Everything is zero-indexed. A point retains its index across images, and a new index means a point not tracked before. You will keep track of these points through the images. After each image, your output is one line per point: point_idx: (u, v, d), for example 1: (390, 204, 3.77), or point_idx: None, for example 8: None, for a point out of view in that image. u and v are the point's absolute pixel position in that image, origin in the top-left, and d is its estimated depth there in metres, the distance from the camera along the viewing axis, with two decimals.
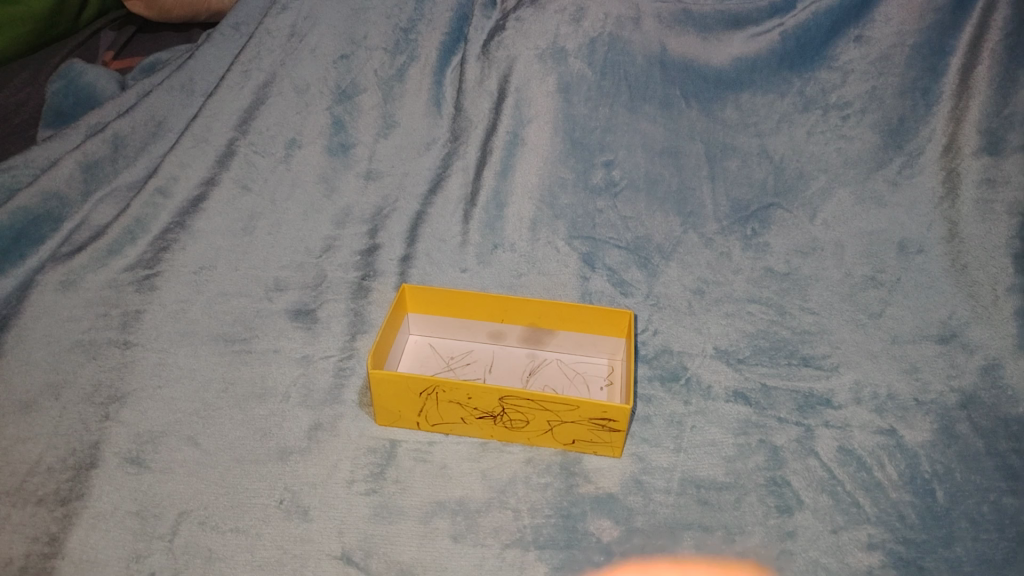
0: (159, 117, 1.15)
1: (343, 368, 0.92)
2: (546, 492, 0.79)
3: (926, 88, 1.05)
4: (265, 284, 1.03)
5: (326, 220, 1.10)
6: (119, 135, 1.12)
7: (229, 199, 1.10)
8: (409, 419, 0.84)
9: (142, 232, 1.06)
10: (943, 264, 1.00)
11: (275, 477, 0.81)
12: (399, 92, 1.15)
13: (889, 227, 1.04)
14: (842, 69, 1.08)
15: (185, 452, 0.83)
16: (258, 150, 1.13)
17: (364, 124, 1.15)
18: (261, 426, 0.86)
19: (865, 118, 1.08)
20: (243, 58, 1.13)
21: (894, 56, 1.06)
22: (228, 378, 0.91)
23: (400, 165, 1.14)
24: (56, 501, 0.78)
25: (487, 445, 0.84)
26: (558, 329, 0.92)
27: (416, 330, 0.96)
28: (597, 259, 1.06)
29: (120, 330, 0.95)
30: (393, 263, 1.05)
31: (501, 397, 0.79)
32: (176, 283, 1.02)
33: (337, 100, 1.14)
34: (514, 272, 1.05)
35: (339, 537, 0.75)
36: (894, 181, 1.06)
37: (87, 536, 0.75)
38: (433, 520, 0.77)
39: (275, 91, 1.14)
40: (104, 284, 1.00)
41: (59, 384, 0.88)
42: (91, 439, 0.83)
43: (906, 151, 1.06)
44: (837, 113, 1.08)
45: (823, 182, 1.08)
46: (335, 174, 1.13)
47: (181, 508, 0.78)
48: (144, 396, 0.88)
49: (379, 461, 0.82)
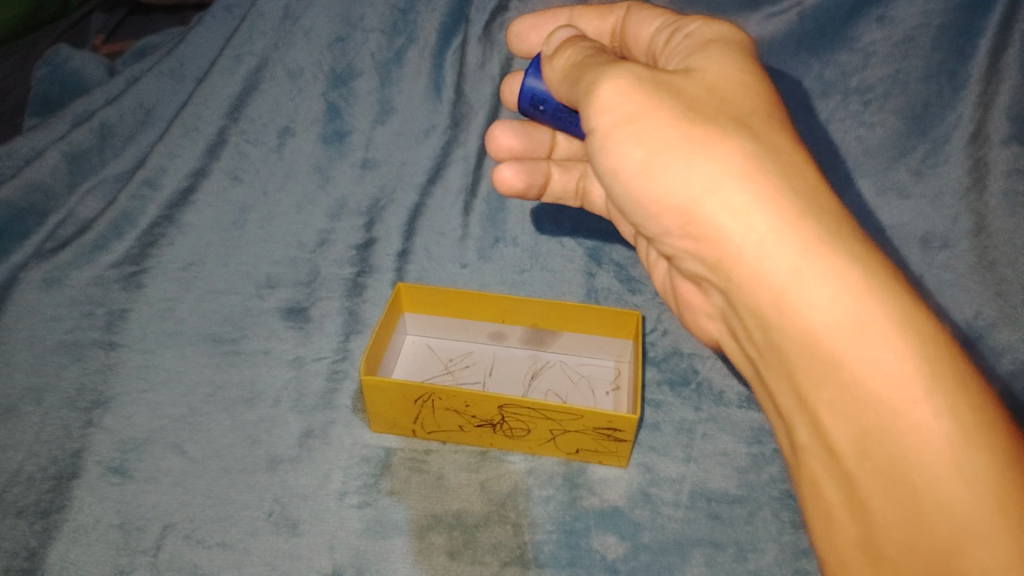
0: (149, 104, 1.08)
1: (336, 371, 0.88)
2: (548, 506, 0.75)
3: (953, 72, 0.96)
4: (256, 281, 0.99)
5: (320, 212, 1.05)
6: (106, 124, 1.06)
7: (219, 190, 1.06)
8: (404, 426, 0.80)
9: (130, 226, 1.02)
10: (969, 260, 0.95)
11: (263, 487, 0.77)
12: (397, 76, 1.06)
13: (912, 220, 0.98)
14: (864, 51, 0.98)
15: (171, 461, 0.79)
16: (250, 138, 1.07)
17: (360, 111, 1.07)
18: (250, 432, 0.82)
19: (887, 103, 0.99)
20: (234, 42, 1.05)
21: (919, 38, 0.96)
22: (217, 381, 0.87)
23: (398, 154, 1.08)
24: (35, 514, 0.74)
25: (486, 454, 0.79)
26: (562, 330, 0.88)
27: (413, 330, 0.92)
28: (603, 253, 1.02)
29: (105, 330, 0.91)
30: (390, 259, 1.02)
31: (500, 406, 0.74)
32: (164, 280, 0.98)
33: (331, 85, 1.06)
34: (516, 268, 1.02)
35: (330, 554, 0.72)
36: (917, 170, 0.99)
37: (67, 551, 0.72)
38: (429, 535, 0.73)
39: (268, 76, 1.06)
40: (90, 282, 0.97)
41: (41, 388, 0.85)
42: (73, 447, 0.79)
43: (931, 139, 0.99)
44: (858, 98, 1.00)
45: (844, 171, 1.01)
46: (330, 164, 1.07)
47: (166, 520, 0.74)
48: (128, 401, 0.84)
49: (372, 472, 0.78)
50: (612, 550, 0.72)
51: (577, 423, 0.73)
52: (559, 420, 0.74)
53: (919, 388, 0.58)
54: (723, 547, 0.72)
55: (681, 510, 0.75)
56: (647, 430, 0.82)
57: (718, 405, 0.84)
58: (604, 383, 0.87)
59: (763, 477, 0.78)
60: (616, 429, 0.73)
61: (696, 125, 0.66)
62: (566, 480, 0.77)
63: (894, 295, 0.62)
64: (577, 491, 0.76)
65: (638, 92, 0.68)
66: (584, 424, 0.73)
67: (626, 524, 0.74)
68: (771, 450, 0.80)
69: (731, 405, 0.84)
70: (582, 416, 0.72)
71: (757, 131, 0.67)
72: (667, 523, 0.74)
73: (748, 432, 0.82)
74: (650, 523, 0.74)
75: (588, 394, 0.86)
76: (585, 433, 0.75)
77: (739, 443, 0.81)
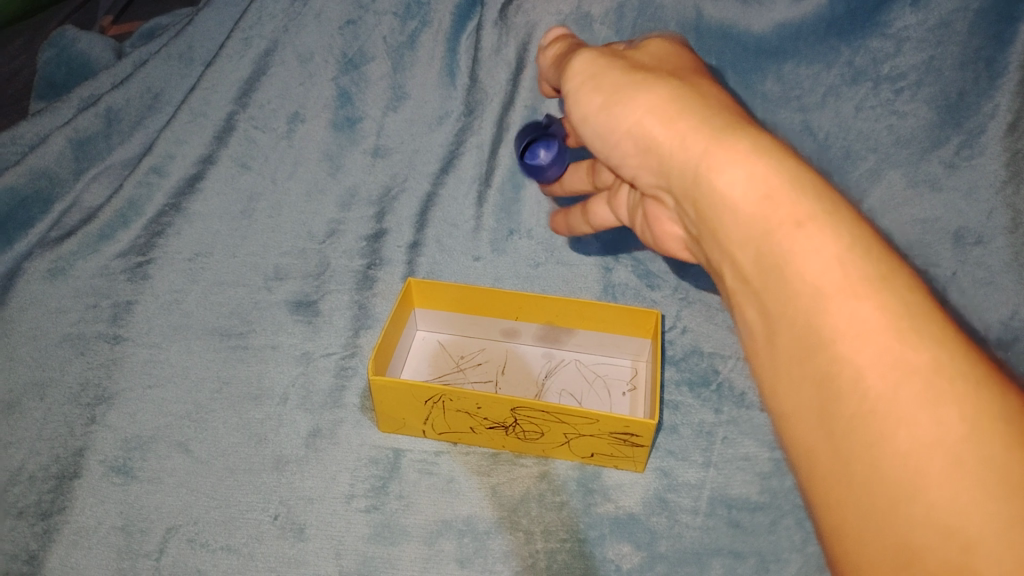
0: (156, 88, 1.06)
1: (345, 368, 0.86)
2: (561, 512, 0.73)
3: (990, 59, 0.91)
4: (264, 272, 0.96)
5: (331, 201, 1.03)
6: (113, 109, 1.03)
7: (227, 178, 1.03)
8: (414, 426, 0.77)
9: (136, 215, 0.99)
10: (1004, 258, 0.91)
11: (270, 489, 0.75)
12: (410, 61, 1.04)
13: (944, 215, 0.94)
14: (896, 37, 0.94)
15: (176, 460, 0.77)
16: (259, 125, 1.04)
17: (372, 96, 1.04)
18: (257, 431, 0.80)
19: (920, 92, 0.94)
20: (243, 24, 1.02)
21: (955, 23, 0.92)
22: (223, 377, 0.85)
23: (410, 142, 1.05)
24: (36, 515, 0.73)
25: (498, 457, 0.77)
26: (577, 328, 0.85)
27: (425, 326, 0.89)
28: (620, 247, 0.98)
29: (110, 323, 0.89)
30: (401, 251, 0.99)
31: (513, 408, 0.71)
32: (170, 271, 0.96)
33: (343, 69, 1.03)
34: (531, 261, 0.99)
35: (337, 560, 0.70)
36: (951, 163, 0.94)
37: (67, 555, 0.71)
38: (439, 541, 0.71)
39: (278, 59, 1.03)
40: (95, 272, 0.95)
41: (44, 383, 0.83)
42: (76, 445, 0.78)
43: (966, 130, 0.93)
44: (889, 85, 0.96)
45: (873, 163, 0.97)
46: (340, 151, 1.05)
47: (169, 522, 0.72)
48: (132, 397, 0.82)
49: (380, 474, 0.76)
50: (627, 560, 0.70)
51: (592, 427, 0.71)
52: (574, 424, 0.71)
53: (855, 284, 0.47)
54: (744, 557, 0.70)
55: (699, 518, 0.72)
56: (666, 432, 0.79)
57: (739, 408, 0.81)
58: (620, 383, 0.84)
59: (786, 484, 0.74)
60: (633, 434, 0.70)
61: (630, 70, 0.63)
62: (581, 485, 0.75)
63: (836, 210, 0.51)
64: (591, 497, 0.74)
65: (595, 61, 0.65)
66: (599, 428, 0.71)
67: (642, 532, 0.71)
68: None
69: (753, 407, 0.81)
70: (598, 421, 0.70)
71: (682, 73, 0.63)
72: (684, 532, 0.71)
73: (770, 436, 0.78)
74: (666, 532, 0.71)
75: (603, 395, 0.83)
76: (601, 438, 0.72)
77: (761, 447, 0.77)
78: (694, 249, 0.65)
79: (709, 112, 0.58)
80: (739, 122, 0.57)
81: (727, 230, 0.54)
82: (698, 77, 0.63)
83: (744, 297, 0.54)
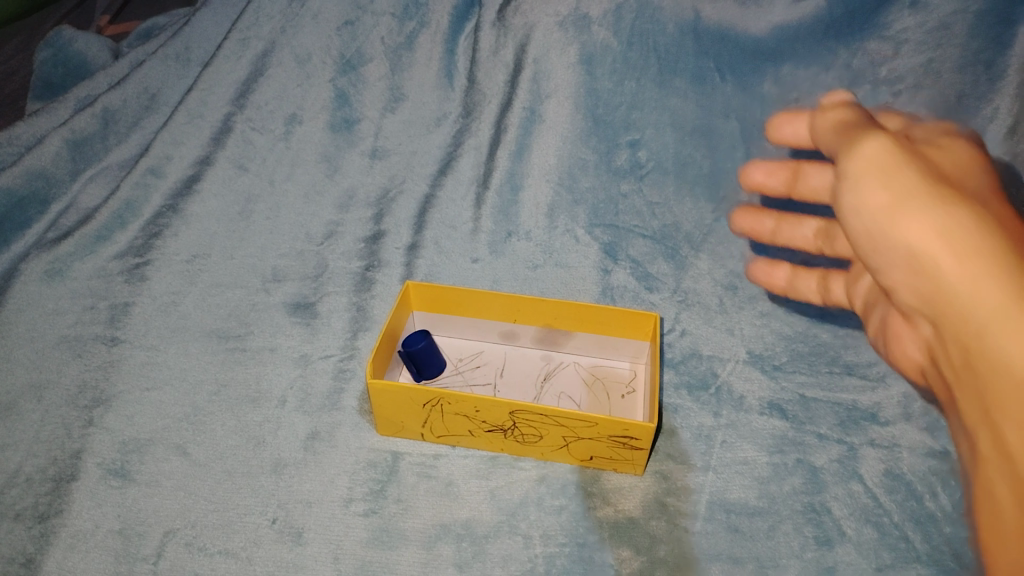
0: (153, 89, 1.06)
1: (343, 370, 0.86)
2: (560, 517, 0.72)
3: (990, 62, 0.88)
4: (262, 274, 0.96)
5: (328, 203, 1.03)
6: (110, 110, 1.03)
7: (225, 179, 1.03)
8: (413, 430, 0.77)
9: (134, 216, 0.99)
10: None
11: (268, 492, 0.74)
12: (407, 62, 1.04)
13: None
14: (896, 38, 0.89)
15: (174, 463, 0.76)
16: (257, 126, 1.04)
17: (370, 98, 1.05)
18: (255, 434, 0.79)
19: (920, 94, 0.88)
20: (242, 25, 1.04)
21: (956, 24, 0.88)
22: (221, 379, 0.84)
23: (407, 143, 1.05)
24: (33, 518, 0.72)
25: (497, 460, 0.77)
26: (576, 331, 0.85)
27: (423, 329, 0.89)
28: (619, 249, 1.00)
29: (108, 324, 0.89)
30: (399, 253, 0.99)
31: (512, 411, 0.71)
32: (167, 273, 0.95)
33: (341, 70, 1.04)
34: (529, 263, 0.99)
35: (336, 564, 0.69)
36: None
37: (64, 559, 0.70)
38: (437, 545, 0.70)
39: (275, 61, 1.04)
40: (93, 273, 0.94)
41: (41, 385, 0.83)
42: (73, 447, 0.77)
43: (964, 135, 0.89)
44: (888, 88, 0.89)
45: None
46: (338, 152, 1.05)
47: (167, 526, 0.72)
48: (130, 399, 0.82)
49: (379, 477, 0.76)
50: (627, 565, 0.69)
51: (591, 430, 0.71)
52: (573, 427, 0.71)
53: None
54: (743, 563, 0.69)
55: (699, 523, 0.72)
56: (664, 436, 0.79)
57: (737, 411, 0.81)
58: (619, 386, 0.84)
59: (786, 489, 0.74)
60: (632, 437, 0.70)
61: (933, 191, 0.70)
62: (580, 489, 0.75)
63: (1012, 342, 0.62)
64: (590, 501, 0.74)
65: (890, 184, 0.72)
66: (598, 431, 0.71)
67: (641, 537, 0.71)
68: (794, 459, 0.76)
69: (752, 411, 0.81)
70: (597, 424, 0.70)
71: (949, 204, 0.69)
72: (684, 536, 0.71)
73: (769, 440, 0.78)
74: (666, 536, 0.71)
75: (601, 398, 0.82)
76: (600, 441, 0.72)
77: (760, 452, 0.77)
78: (931, 374, 0.73)
79: (976, 248, 0.66)
80: (993, 244, 0.66)
81: (998, 381, 0.63)
82: (922, 186, 0.70)
83: (999, 469, 0.64)
